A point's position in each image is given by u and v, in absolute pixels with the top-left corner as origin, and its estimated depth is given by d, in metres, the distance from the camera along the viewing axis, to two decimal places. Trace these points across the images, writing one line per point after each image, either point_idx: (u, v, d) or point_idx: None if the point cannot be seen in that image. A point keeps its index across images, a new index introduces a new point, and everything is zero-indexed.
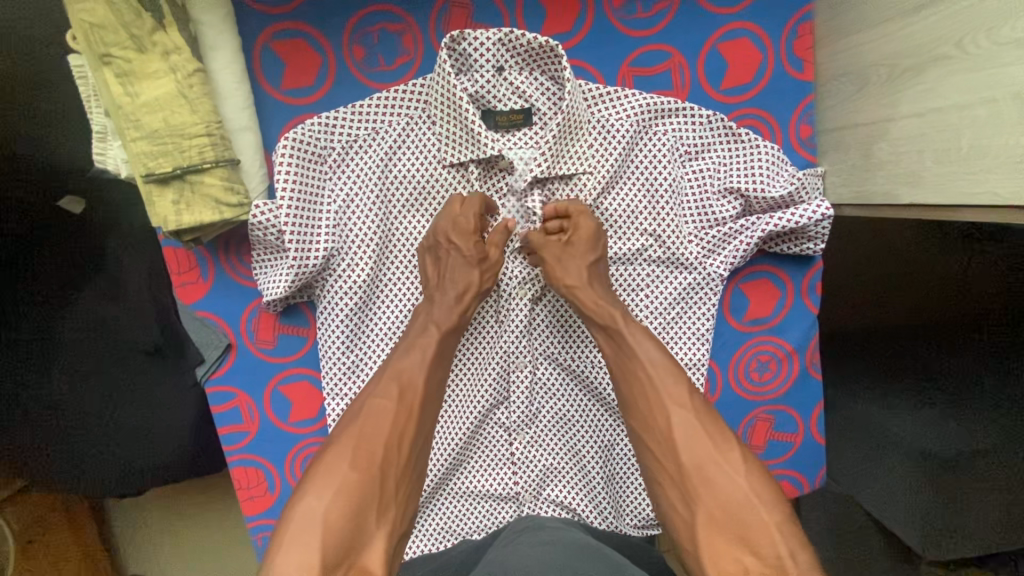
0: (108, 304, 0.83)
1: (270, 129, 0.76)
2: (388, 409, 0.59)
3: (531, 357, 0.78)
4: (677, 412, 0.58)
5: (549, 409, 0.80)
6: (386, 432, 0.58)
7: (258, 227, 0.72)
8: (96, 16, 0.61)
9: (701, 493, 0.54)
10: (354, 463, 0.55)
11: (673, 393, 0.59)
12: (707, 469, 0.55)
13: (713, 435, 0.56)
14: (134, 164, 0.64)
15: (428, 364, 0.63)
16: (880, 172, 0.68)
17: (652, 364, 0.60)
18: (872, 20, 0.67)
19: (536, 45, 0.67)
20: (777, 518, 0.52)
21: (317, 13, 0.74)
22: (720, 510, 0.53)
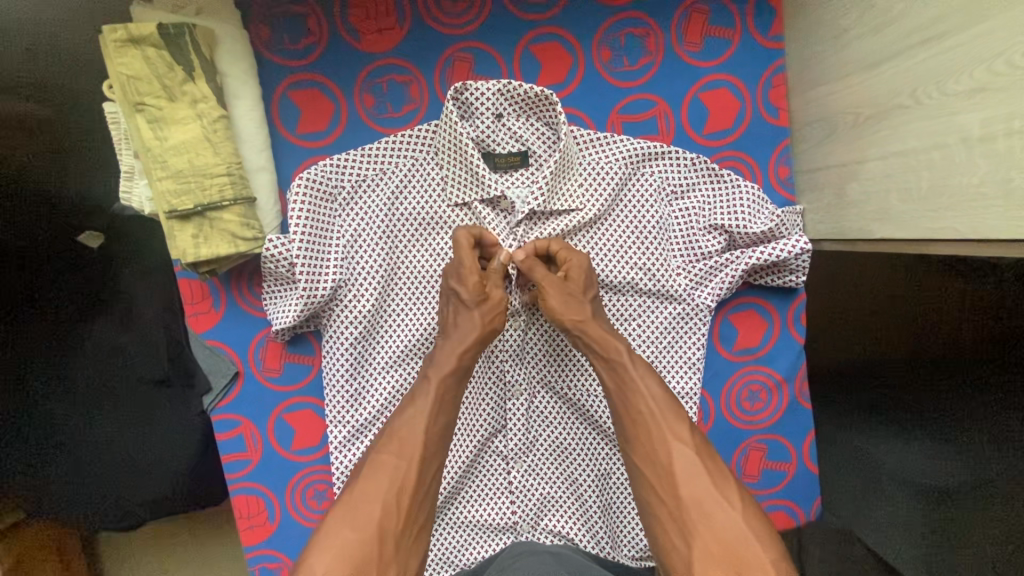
0: (120, 334, 0.86)
1: (285, 169, 0.81)
2: (389, 464, 0.61)
3: (528, 385, 0.81)
4: (679, 448, 0.60)
5: (546, 438, 0.82)
6: (384, 493, 0.59)
7: (271, 259, 0.76)
8: (133, 69, 0.67)
9: (698, 526, 0.57)
10: (354, 528, 0.57)
11: (675, 429, 0.61)
12: (705, 503, 0.57)
13: (711, 472, 0.59)
14: (159, 201, 0.69)
15: (429, 411, 0.64)
16: (853, 210, 0.73)
17: (651, 398, 0.64)
18: (834, 74, 0.73)
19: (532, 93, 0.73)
20: (772, 556, 0.54)
21: (331, 65, 0.80)
22: (718, 546, 0.55)
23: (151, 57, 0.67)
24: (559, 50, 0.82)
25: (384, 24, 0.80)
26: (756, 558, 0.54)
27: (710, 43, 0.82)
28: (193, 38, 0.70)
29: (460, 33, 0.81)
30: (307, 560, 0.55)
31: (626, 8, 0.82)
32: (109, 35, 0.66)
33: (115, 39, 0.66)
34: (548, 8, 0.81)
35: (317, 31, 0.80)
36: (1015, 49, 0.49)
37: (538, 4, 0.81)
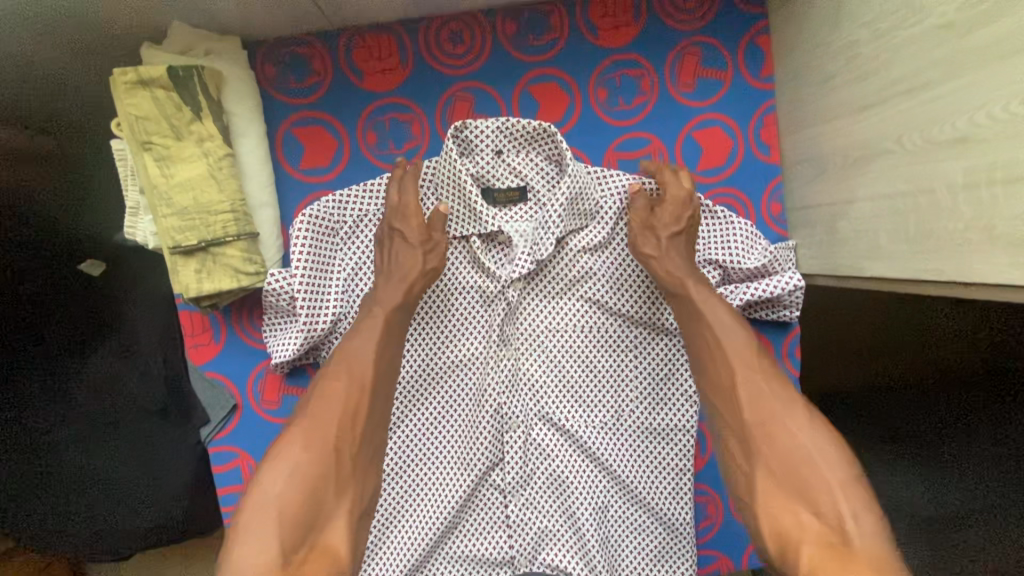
0: (118, 363, 0.87)
1: (287, 204, 0.83)
2: (339, 391, 0.65)
3: (525, 417, 0.81)
4: (746, 371, 0.64)
5: (544, 471, 0.82)
6: (336, 418, 0.64)
7: (272, 293, 0.77)
8: (141, 110, 0.68)
9: (762, 448, 0.60)
10: (307, 448, 0.61)
11: (745, 357, 0.65)
12: (769, 424, 0.61)
13: (778, 394, 0.62)
14: (163, 237, 0.70)
15: (376, 344, 0.69)
16: (844, 248, 0.75)
17: (723, 328, 0.68)
18: (824, 117, 0.75)
19: (535, 128, 0.75)
20: (840, 477, 0.56)
21: (333, 103, 0.83)
22: (778, 466, 0.59)
23: (160, 98, 0.69)
24: (556, 90, 0.84)
25: (386, 64, 0.82)
26: (819, 478, 0.56)
27: (703, 83, 0.85)
28: (201, 80, 0.71)
29: (460, 72, 0.83)
30: (263, 477, 0.60)
31: (622, 50, 0.84)
32: (119, 77, 0.68)
33: (125, 81, 0.68)
34: (546, 49, 0.83)
35: (321, 71, 0.82)
36: (994, 103, 0.51)
37: (537, 45, 0.83)
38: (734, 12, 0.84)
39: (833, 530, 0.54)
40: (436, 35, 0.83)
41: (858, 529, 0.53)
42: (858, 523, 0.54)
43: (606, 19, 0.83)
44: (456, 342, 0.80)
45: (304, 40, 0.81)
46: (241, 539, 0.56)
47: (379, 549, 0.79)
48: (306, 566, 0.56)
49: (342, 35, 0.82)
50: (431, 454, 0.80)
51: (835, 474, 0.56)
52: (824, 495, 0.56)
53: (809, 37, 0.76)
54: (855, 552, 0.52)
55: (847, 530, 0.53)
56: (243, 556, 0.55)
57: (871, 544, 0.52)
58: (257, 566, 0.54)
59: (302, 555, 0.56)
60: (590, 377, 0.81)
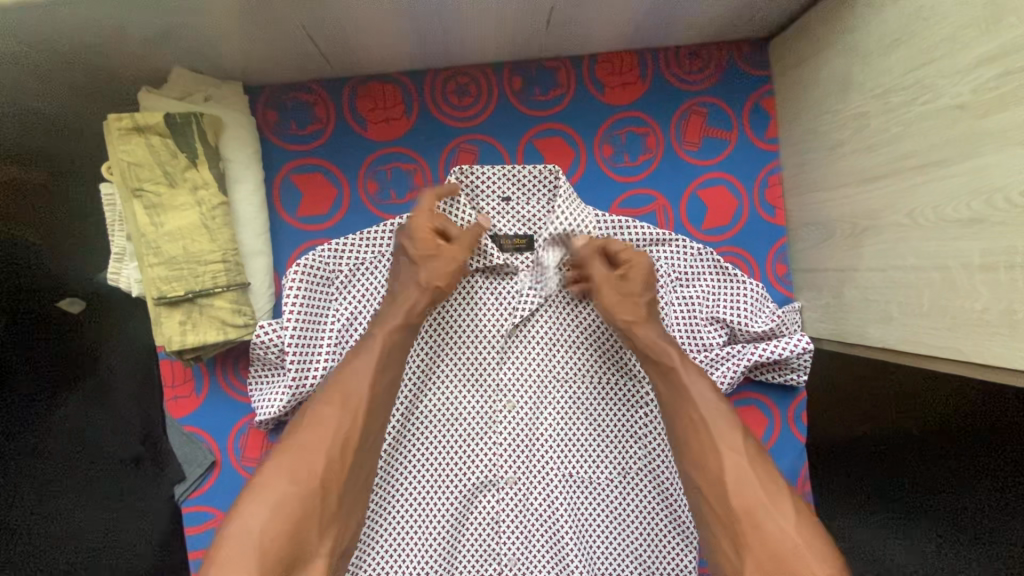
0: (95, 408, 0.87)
1: (281, 251, 0.80)
2: (330, 417, 0.59)
3: (524, 477, 0.76)
4: (729, 454, 0.58)
5: (542, 536, 0.77)
6: (325, 449, 0.57)
7: (260, 345, 0.72)
8: (135, 155, 0.66)
9: (750, 539, 0.54)
10: (292, 481, 0.55)
11: (729, 438, 0.59)
12: (759, 515, 0.55)
13: (764, 479, 0.56)
14: (148, 287, 0.67)
15: (373, 368, 0.62)
16: (852, 315, 0.73)
17: (706, 404, 0.61)
18: (831, 183, 0.75)
19: (540, 171, 0.72)
20: (828, 572, 0.51)
21: (335, 151, 0.81)
22: (768, 558, 0.53)
23: (155, 145, 0.66)
24: (561, 145, 0.83)
25: (391, 114, 0.81)
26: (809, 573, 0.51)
27: (708, 143, 0.85)
28: (199, 126, 0.69)
29: (465, 124, 0.82)
30: (242, 509, 0.54)
31: (628, 108, 0.84)
32: (114, 123, 0.65)
33: (119, 127, 0.65)
34: (552, 104, 0.83)
35: (323, 117, 0.80)
36: (1011, 187, 0.50)
37: (543, 100, 0.83)
38: (739, 73, 0.84)
39: None
40: (443, 86, 0.82)
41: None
42: None
43: (613, 77, 0.83)
44: (455, 394, 0.75)
45: (308, 87, 0.80)
46: None
47: None
48: None
49: (347, 83, 0.81)
50: (422, 518, 0.74)
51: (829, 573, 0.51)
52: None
53: (817, 102, 0.76)
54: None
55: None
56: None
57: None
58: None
59: None
60: (595, 436, 0.76)
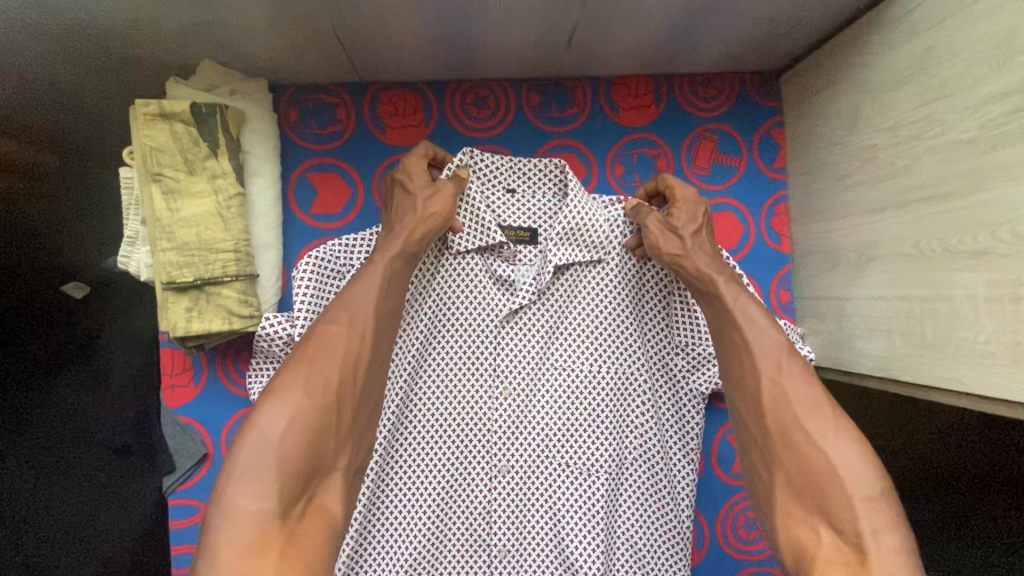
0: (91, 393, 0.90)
1: (291, 247, 0.81)
2: (339, 335, 0.58)
3: (519, 460, 0.79)
4: (768, 378, 0.59)
5: (536, 517, 0.80)
6: (337, 364, 0.56)
7: (264, 337, 0.70)
8: (158, 141, 0.67)
9: (782, 455, 0.56)
10: (307, 392, 0.54)
11: (779, 364, 0.59)
12: (793, 433, 0.56)
13: (807, 401, 0.57)
14: (158, 272, 0.67)
15: (380, 287, 0.62)
16: (856, 344, 0.73)
17: (752, 328, 0.62)
18: (837, 213, 0.76)
19: (545, 166, 0.80)
20: (866, 494, 0.51)
21: (352, 152, 0.82)
22: (802, 477, 0.54)
23: (179, 133, 0.67)
24: (574, 161, 0.85)
25: (410, 120, 0.83)
26: (841, 489, 0.52)
27: (718, 168, 0.86)
28: (223, 118, 0.70)
29: (482, 135, 0.84)
30: (258, 420, 0.52)
31: (641, 129, 0.86)
32: (141, 108, 0.66)
33: (146, 112, 0.66)
34: (567, 121, 0.85)
35: (343, 119, 0.82)
36: (1017, 220, 0.51)
37: (559, 117, 0.85)
38: (750, 104, 0.87)
39: (851, 547, 0.50)
40: (463, 96, 0.84)
41: (879, 547, 0.49)
42: (877, 541, 0.49)
43: (628, 99, 0.85)
44: (454, 376, 0.78)
45: (331, 89, 0.82)
46: (233, 490, 0.48)
47: None
48: (304, 523, 0.50)
49: (369, 88, 0.83)
50: (419, 493, 0.77)
51: (861, 488, 0.52)
52: (843, 504, 0.51)
53: (827, 134, 0.78)
54: (873, 569, 0.48)
55: (865, 547, 0.49)
56: (239, 506, 0.47)
57: (892, 561, 0.48)
58: (249, 518, 0.47)
59: (299, 512, 0.50)
60: (590, 422, 0.80)
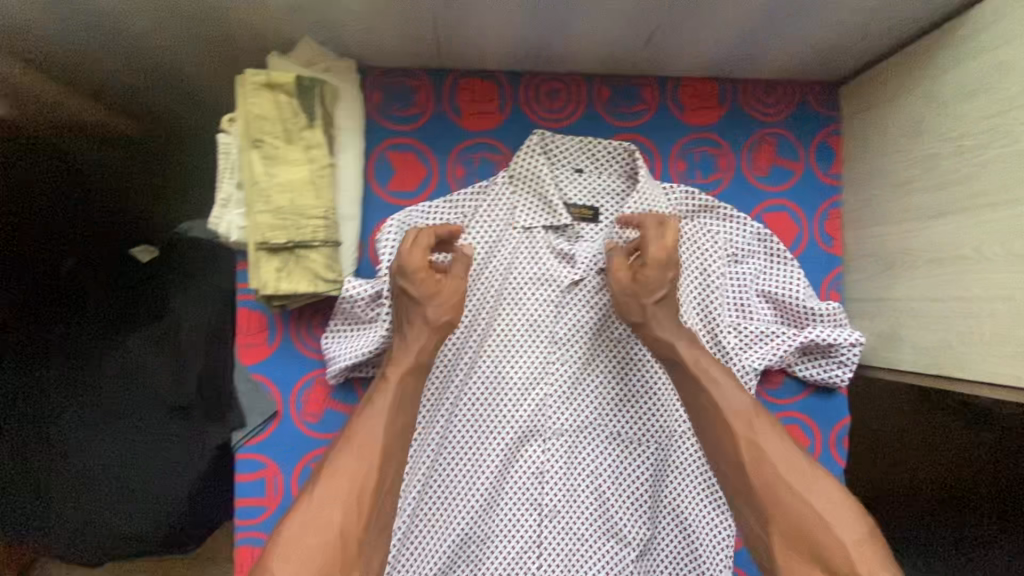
0: (152, 352, 0.94)
1: (368, 220, 0.85)
2: (352, 452, 0.64)
3: (572, 426, 0.86)
4: (748, 449, 0.66)
5: (586, 483, 0.86)
6: (355, 478, 0.63)
7: (349, 299, 0.78)
8: (262, 109, 0.71)
9: (775, 514, 0.63)
10: (329, 513, 0.60)
11: (762, 438, 0.66)
12: (782, 496, 0.63)
13: (785, 464, 0.64)
14: (254, 232, 0.72)
15: (387, 411, 0.68)
16: (904, 342, 0.78)
17: (724, 396, 0.69)
18: (894, 218, 0.80)
19: (615, 148, 0.85)
20: (857, 536, 0.60)
21: (430, 135, 0.86)
22: (795, 531, 0.61)
23: (282, 103, 0.72)
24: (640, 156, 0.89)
25: (486, 107, 0.87)
26: (834, 541, 0.60)
27: (776, 171, 0.90)
28: (321, 91, 0.74)
29: (553, 125, 0.88)
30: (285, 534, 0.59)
31: (705, 130, 0.90)
32: (249, 77, 0.70)
33: (254, 82, 0.70)
34: (635, 117, 0.89)
35: (423, 103, 0.86)
36: None
37: (627, 113, 0.89)
38: (811, 111, 0.90)
39: None
40: (537, 88, 0.88)
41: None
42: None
43: (695, 101, 0.89)
44: (518, 343, 0.86)
45: (414, 74, 0.86)
46: None
47: (416, 525, 0.83)
48: None
49: (449, 75, 0.87)
50: (480, 449, 0.85)
51: (850, 534, 0.60)
52: (839, 556, 0.59)
53: (888, 141, 0.81)
54: None
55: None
56: None
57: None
58: None
59: None
60: (642, 393, 0.86)
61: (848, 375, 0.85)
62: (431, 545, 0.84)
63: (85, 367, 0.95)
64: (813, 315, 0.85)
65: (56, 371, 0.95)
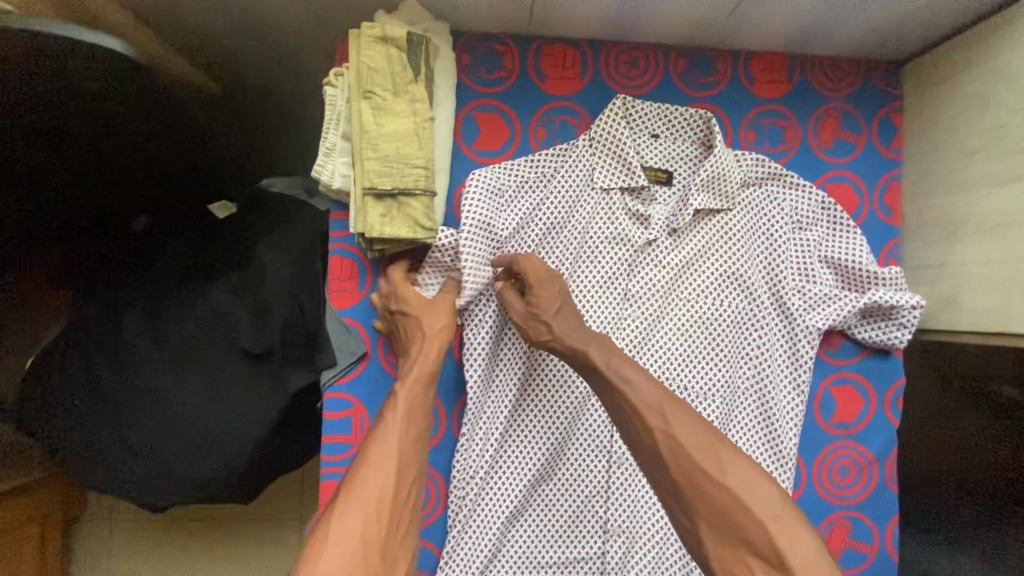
0: (233, 299, 0.98)
1: (455, 177, 0.89)
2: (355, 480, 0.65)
3: None
4: (664, 438, 0.68)
5: None
6: (366, 503, 0.64)
7: (439, 248, 0.84)
8: (375, 62, 0.76)
9: (698, 504, 0.64)
10: (342, 542, 0.60)
11: (678, 425, 0.69)
12: (699, 482, 0.65)
13: (698, 449, 0.67)
14: (362, 178, 0.76)
15: (398, 428, 0.72)
16: (966, 304, 0.84)
17: (638, 390, 0.73)
18: (958, 187, 0.85)
19: (692, 117, 0.89)
20: (773, 511, 0.61)
21: (515, 98, 0.91)
22: (719, 517, 0.63)
23: (393, 56, 0.77)
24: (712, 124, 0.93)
25: (568, 74, 0.92)
26: (751, 521, 0.61)
27: (840, 143, 0.94)
28: (427, 48, 0.79)
29: (631, 92, 0.93)
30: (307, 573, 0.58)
31: (774, 101, 0.94)
32: (365, 32, 0.76)
33: (370, 36, 0.76)
34: (708, 88, 0.93)
35: (509, 67, 0.90)
36: None
37: (701, 83, 0.93)
38: (875, 89, 0.95)
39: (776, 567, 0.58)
40: (617, 57, 0.92)
41: (798, 559, 0.58)
42: (795, 552, 0.58)
43: (765, 74, 0.94)
44: (594, 300, 0.89)
45: (501, 39, 0.90)
46: None
47: (491, 468, 0.88)
48: None
49: (534, 42, 0.91)
50: (549, 400, 0.89)
51: (766, 510, 0.61)
52: (759, 534, 0.60)
53: (952, 117, 0.87)
54: None
55: (787, 564, 0.58)
56: None
57: (809, 566, 0.57)
58: None
59: None
60: (710, 351, 0.90)
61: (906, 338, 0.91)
62: (505, 488, 0.88)
63: (165, 312, 0.98)
64: (876, 280, 0.90)
65: (137, 315, 0.99)
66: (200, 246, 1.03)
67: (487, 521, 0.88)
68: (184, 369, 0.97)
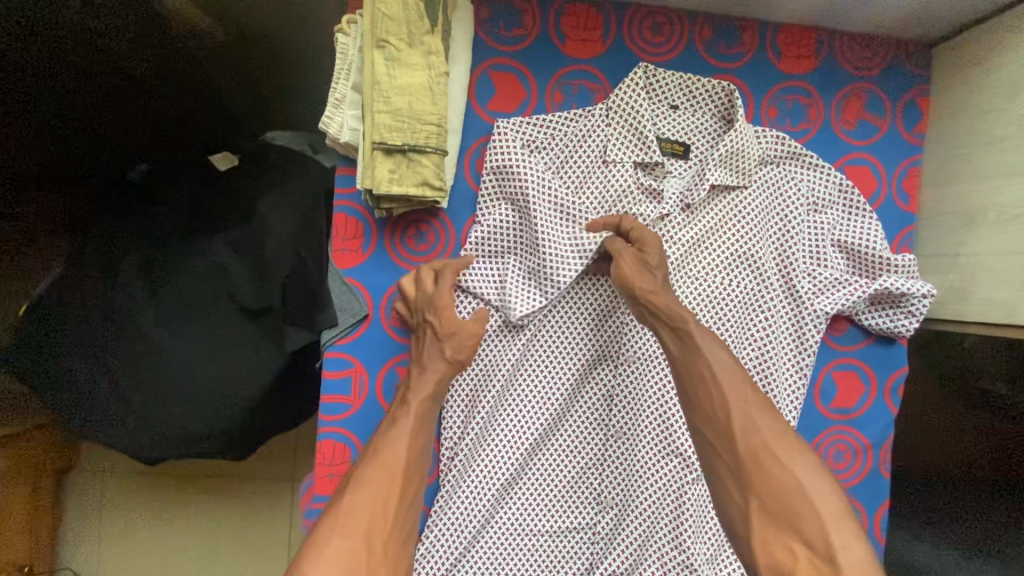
0: (231, 253, 0.95)
1: (467, 139, 0.87)
2: (370, 482, 0.67)
3: (641, 360, 0.88)
4: (737, 411, 0.67)
5: (652, 413, 0.88)
6: (370, 509, 0.64)
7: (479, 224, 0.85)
8: (391, 10, 0.73)
9: (756, 481, 0.63)
10: (343, 540, 0.61)
11: (757, 410, 0.67)
12: (764, 460, 0.64)
13: (771, 433, 0.66)
14: (372, 131, 0.74)
15: (409, 430, 0.73)
16: (978, 294, 0.83)
17: (717, 361, 0.71)
18: (982, 175, 0.83)
19: (714, 88, 0.86)
20: (835, 510, 0.60)
21: (532, 58, 0.87)
22: (773, 500, 0.62)
23: (409, 4, 0.74)
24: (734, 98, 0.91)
25: (589, 36, 0.88)
26: (814, 512, 0.60)
27: (862, 125, 0.92)
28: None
29: (653, 59, 0.89)
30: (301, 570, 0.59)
31: (799, 77, 0.91)
32: None
33: None
34: (732, 59, 0.90)
35: (528, 25, 0.87)
36: None
37: (726, 54, 0.90)
38: (904, 70, 0.92)
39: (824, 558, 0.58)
40: (640, 22, 0.89)
41: (850, 558, 0.57)
42: (848, 553, 0.58)
43: (791, 48, 0.91)
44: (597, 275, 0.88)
45: None
46: None
47: (486, 436, 0.88)
48: None
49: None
50: (549, 371, 0.89)
51: (828, 507, 0.61)
52: (815, 526, 0.60)
53: (982, 102, 0.84)
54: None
55: (839, 560, 0.57)
56: None
57: (860, 566, 0.57)
58: None
59: None
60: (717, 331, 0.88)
61: (913, 326, 0.90)
62: (499, 457, 0.87)
63: (162, 263, 0.96)
64: (889, 266, 0.88)
65: (131, 266, 0.96)
66: (200, 198, 1.00)
67: (480, 488, 0.87)
68: (180, 323, 0.94)
